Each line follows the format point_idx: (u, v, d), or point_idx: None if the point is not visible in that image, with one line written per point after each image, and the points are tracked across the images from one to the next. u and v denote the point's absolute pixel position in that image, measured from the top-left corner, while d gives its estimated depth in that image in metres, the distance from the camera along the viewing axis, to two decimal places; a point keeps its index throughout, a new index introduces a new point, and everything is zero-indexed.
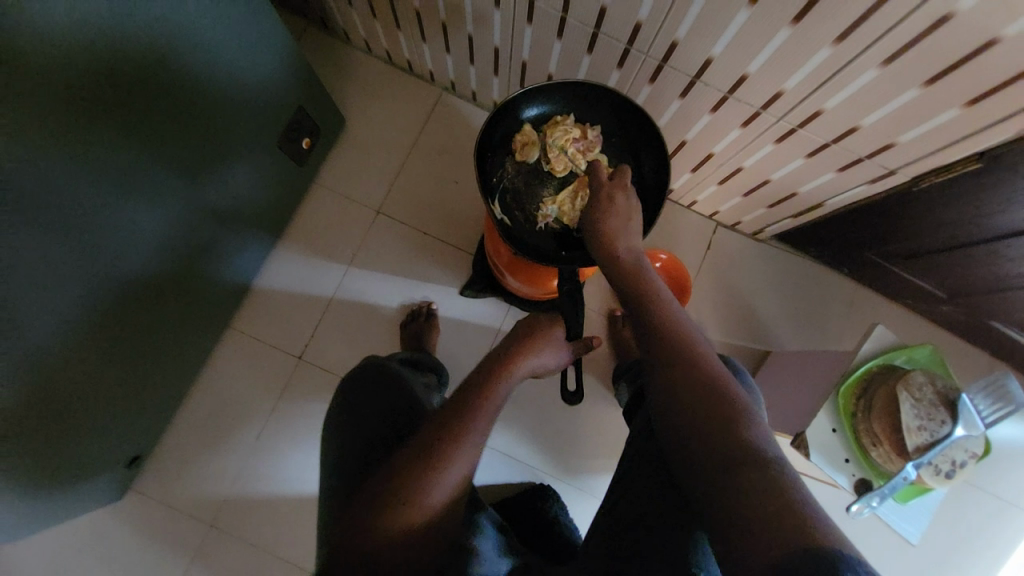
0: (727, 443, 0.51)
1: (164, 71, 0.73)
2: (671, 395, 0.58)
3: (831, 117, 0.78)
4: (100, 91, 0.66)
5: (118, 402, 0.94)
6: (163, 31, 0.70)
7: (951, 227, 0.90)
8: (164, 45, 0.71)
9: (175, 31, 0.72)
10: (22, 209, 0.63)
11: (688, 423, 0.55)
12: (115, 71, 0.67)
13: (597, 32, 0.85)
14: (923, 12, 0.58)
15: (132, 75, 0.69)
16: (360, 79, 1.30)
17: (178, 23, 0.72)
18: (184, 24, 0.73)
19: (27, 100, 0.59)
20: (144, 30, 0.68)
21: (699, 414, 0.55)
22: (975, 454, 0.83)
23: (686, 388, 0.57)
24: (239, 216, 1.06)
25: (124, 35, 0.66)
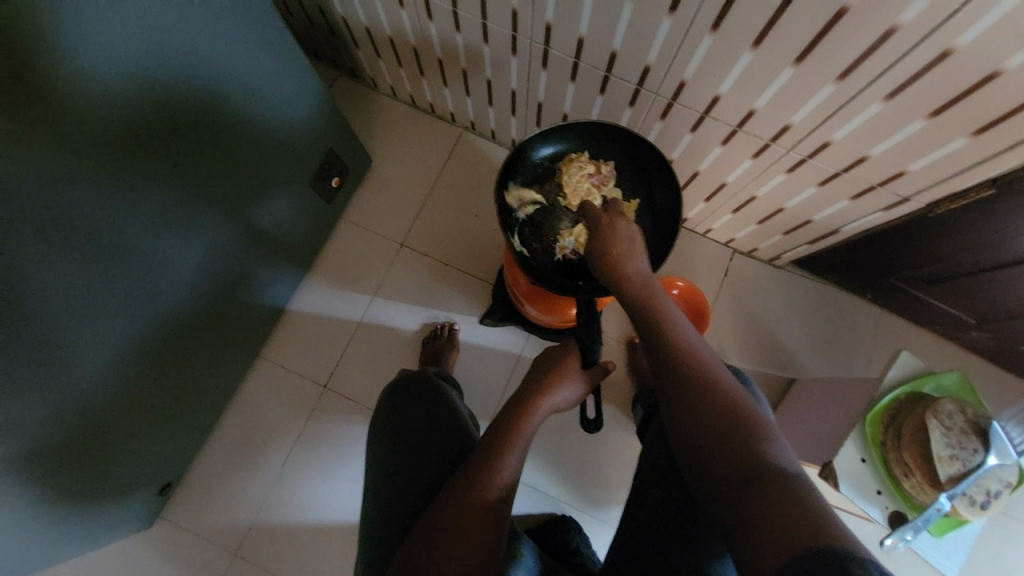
0: (745, 457, 0.52)
1: (202, 119, 0.80)
2: (687, 413, 0.58)
3: (839, 147, 0.80)
4: (144, 139, 0.72)
5: (154, 428, 0.99)
6: (203, 84, 0.77)
7: (974, 251, 0.89)
8: (203, 97, 0.78)
9: (212, 84, 0.79)
10: (79, 243, 0.69)
11: (705, 439, 0.55)
12: (159, 121, 0.73)
13: (609, 75, 0.90)
14: (921, 51, 0.61)
15: (173, 124, 0.75)
16: (386, 121, 1.39)
17: (216, 77, 0.79)
18: (221, 78, 0.80)
19: (84, 150, 0.66)
20: (186, 84, 0.75)
21: (716, 431, 0.55)
22: (1009, 483, 0.80)
23: (701, 406, 0.57)
24: (272, 250, 1.12)
25: (167, 89, 0.72)
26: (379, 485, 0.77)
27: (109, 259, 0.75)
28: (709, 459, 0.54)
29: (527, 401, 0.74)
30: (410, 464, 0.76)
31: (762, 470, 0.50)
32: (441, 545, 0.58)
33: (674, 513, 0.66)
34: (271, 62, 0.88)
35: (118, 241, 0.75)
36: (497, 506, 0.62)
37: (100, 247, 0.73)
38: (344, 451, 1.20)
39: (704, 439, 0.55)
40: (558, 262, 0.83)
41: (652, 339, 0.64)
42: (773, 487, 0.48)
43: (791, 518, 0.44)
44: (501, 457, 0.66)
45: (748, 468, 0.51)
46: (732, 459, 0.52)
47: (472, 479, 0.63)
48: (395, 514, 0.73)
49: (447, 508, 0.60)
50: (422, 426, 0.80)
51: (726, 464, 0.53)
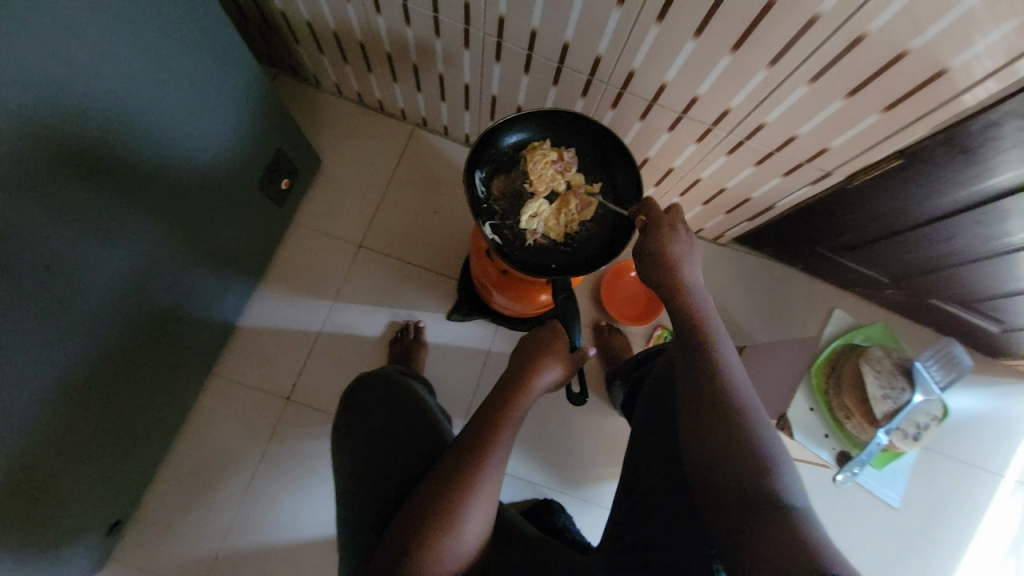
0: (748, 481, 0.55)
1: (124, 124, 0.71)
2: (699, 421, 0.62)
3: (773, 128, 0.89)
4: (57, 148, 0.64)
5: (99, 461, 0.89)
6: (121, 83, 0.69)
7: (886, 217, 1.02)
8: (122, 98, 0.70)
9: (136, 83, 0.71)
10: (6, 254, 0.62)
11: (713, 452, 0.59)
12: (72, 130, 0.65)
13: (561, 66, 0.93)
14: (841, 36, 0.69)
15: (89, 131, 0.67)
16: (333, 120, 1.35)
17: (139, 75, 0.71)
18: (144, 76, 0.72)
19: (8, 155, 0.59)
20: (100, 84, 0.67)
21: (724, 447, 0.59)
22: (935, 416, 0.92)
23: (721, 421, 0.61)
24: (221, 259, 1.05)
25: (78, 91, 0.64)
26: (349, 484, 0.74)
27: (32, 279, 0.66)
28: (716, 471, 0.58)
29: (516, 387, 0.73)
30: (381, 460, 0.74)
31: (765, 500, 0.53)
32: (431, 523, 0.59)
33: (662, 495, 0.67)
34: (211, 56, 0.82)
35: (44, 261, 0.67)
36: (482, 501, 0.62)
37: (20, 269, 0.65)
38: (314, 464, 1.14)
39: (714, 453, 0.60)
40: (530, 247, 0.85)
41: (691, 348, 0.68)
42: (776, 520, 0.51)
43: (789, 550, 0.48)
44: (490, 441, 0.66)
45: (752, 496, 0.54)
46: (735, 478, 0.56)
47: (463, 463, 0.64)
48: (368, 512, 0.71)
49: (436, 488, 0.62)
50: (386, 421, 0.78)
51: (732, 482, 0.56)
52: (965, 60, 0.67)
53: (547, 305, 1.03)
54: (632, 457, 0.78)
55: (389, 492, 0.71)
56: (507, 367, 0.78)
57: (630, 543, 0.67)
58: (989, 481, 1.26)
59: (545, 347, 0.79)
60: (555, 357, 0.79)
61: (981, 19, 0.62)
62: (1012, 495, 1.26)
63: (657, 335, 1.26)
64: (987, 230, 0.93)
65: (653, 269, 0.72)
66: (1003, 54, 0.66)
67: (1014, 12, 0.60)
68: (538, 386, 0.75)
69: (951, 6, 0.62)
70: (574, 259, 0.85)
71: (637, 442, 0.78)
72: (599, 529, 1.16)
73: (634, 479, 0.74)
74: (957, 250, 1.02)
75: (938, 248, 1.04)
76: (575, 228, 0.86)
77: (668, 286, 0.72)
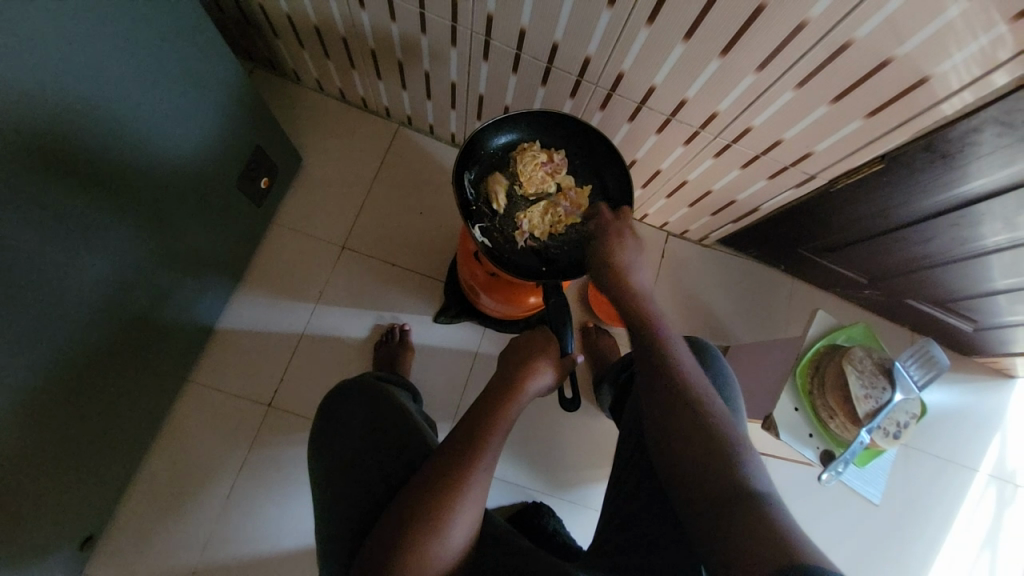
0: (720, 477, 0.56)
1: (90, 122, 0.67)
2: (665, 425, 0.63)
3: (759, 132, 0.90)
4: (16, 148, 0.60)
5: (68, 474, 0.85)
6: (85, 78, 0.65)
7: (866, 219, 1.04)
8: (87, 94, 0.66)
9: (105, 77, 0.67)
10: None
11: (684, 454, 0.60)
12: (32, 128, 0.61)
13: (550, 67, 0.92)
14: (828, 42, 0.70)
15: (51, 130, 0.63)
16: (314, 118, 1.31)
17: (104, 70, 0.67)
18: (110, 72, 0.68)
19: None
20: (62, 78, 0.62)
21: (694, 450, 0.59)
22: (914, 414, 0.94)
23: (686, 424, 0.61)
24: (197, 263, 1.01)
25: (37, 86, 0.60)
26: (328, 492, 0.72)
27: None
28: (687, 476, 0.59)
29: (509, 388, 0.72)
30: (363, 465, 0.71)
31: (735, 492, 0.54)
32: (416, 526, 0.58)
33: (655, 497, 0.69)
34: (183, 50, 0.78)
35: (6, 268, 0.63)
36: (471, 508, 0.61)
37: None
38: (297, 472, 1.11)
39: (684, 455, 0.60)
40: (521, 250, 0.84)
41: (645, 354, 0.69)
42: (747, 510, 0.52)
43: (758, 536, 0.48)
44: (478, 446, 0.65)
45: (723, 490, 0.55)
46: (706, 476, 0.57)
47: (450, 466, 0.62)
48: (348, 522, 0.68)
49: (422, 492, 0.60)
50: (368, 423, 0.76)
51: (704, 480, 0.57)
52: (946, 69, 0.69)
53: (536, 308, 1.02)
54: (620, 462, 0.78)
55: (370, 502, 0.69)
56: (499, 368, 0.77)
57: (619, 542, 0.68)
58: (962, 474, 1.30)
59: (529, 351, 0.78)
60: (548, 360, 0.77)
61: (962, 30, 0.63)
62: (983, 487, 1.30)
63: None
64: (963, 233, 0.96)
65: (605, 278, 0.74)
66: (981, 65, 0.67)
67: (993, 24, 0.62)
68: (531, 389, 0.74)
69: (934, 17, 0.63)
70: (564, 262, 0.84)
71: (625, 448, 0.78)
72: (587, 531, 1.16)
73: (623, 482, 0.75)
74: (934, 252, 1.05)
75: (915, 250, 1.06)
76: (562, 229, 0.86)
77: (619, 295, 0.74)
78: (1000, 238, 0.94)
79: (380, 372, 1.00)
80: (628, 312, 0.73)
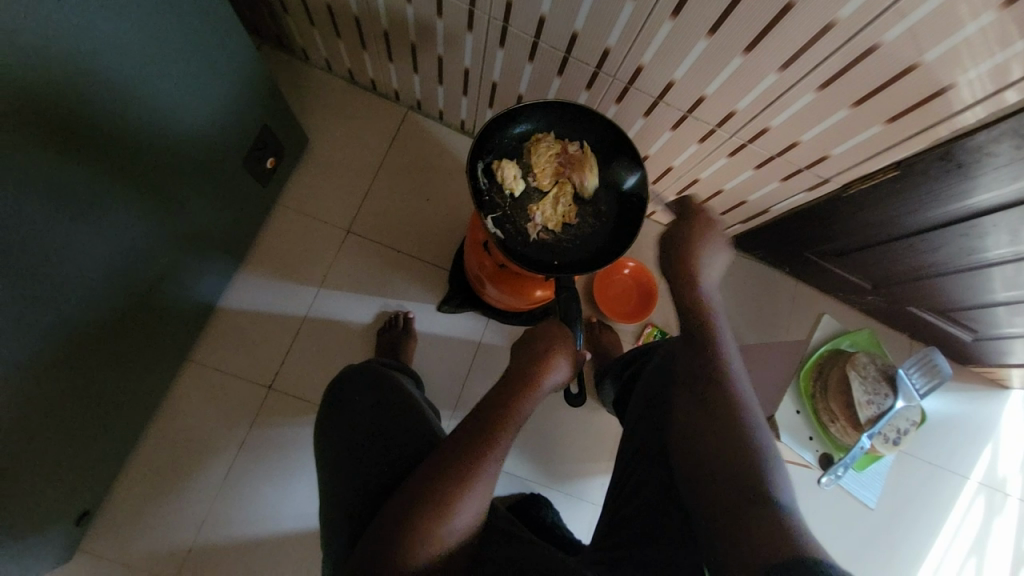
0: (734, 456, 0.60)
1: (98, 92, 0.66)
2: (695, 404, 0.66)
3: (776, 133, 0.89)
4: (17, 116, 0.58)
5: (65, 450, 0.84)
6: (91, 49, 0.63)
7: (877, 226, 1.04)
8: (92, 62, 0.64)
9: (113, 47, 0.65)
10: None
11: (703, 430, 0.63)
12: (38, 97, 0.59)
13: (568, 57, 0.90)
14: (854, 44, 0.69)
15: (56, 101, 0.61)
16: (322, 98, 1.29)
17: (113, 39, 0.65)
18: (118, 43, 0.66)
19: None
20: (68, 46, 0.60)
21: (720, 440, 0.61)
22: (913, 422, 0.95)
23: (717, 412, 0.63)
24: (199, 243, 1.00)
25: (46, 54, 0.58)
26: (333, 475, 0.72)
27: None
28: (707, 465, 0.61)
29: (520, 381, 0.71)
30: (366, 449, 0.71)
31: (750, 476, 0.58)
32: (422, 512, 0.57)
33: (657, 491, 0.68)
34: (193, 24, 0.76)
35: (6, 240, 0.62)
36: (478, 497, 0.60)
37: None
38: (298, 457, 1.11)
39: (707, 443, 0.62)
40: (532, 242, 0.83)
41: (694, 328, 0.72)
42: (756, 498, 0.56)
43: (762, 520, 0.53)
44: (491, 438, 0.64)
45: (736, 473, 0.58)
46: (726, 464, 0.59)
47: (461, 455, 0.62)
48: (350, 509, 0.67)
49: (429, 479, 0.60)
50: (371, 407, 0.75)
51: (716, 458, 0.60)
52: (968, 79, 0.68)
53: (542, 301, 1.01)
54: (623, 456, 0.78)
55: (373, 489, 0.68)
56: (512, 359, 0.76)
57: (620, 532, 0.68)
58: (954, 481, 1.32)
59: (545, 344, 0.75)
60: (562, 358, 0.75)
61: (989, 41, 0.63)
62: (973, 495, 1.32)
63: (647, 333, 1.27)
64: (969, 244, 0.96)
65: (669, 254, 0.77)
66: (1008, 74, 0.67)
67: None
68: (542, 385, 0.72)
69: (957, 27, 0.62)
70: (576, 254, 0.83)
71: (629, 442, 0.78)
72: (582, 524, 1.17)
73: (626, 475, 0.75)
74: (940, 262, 1.05)
75: (923, 258, 1.06)
76: (575, 222, 0.85)
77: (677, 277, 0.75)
78: (1005, 251, 0.94)
79: (384, 359, 0.99)
80: (682, 288, 0.75)
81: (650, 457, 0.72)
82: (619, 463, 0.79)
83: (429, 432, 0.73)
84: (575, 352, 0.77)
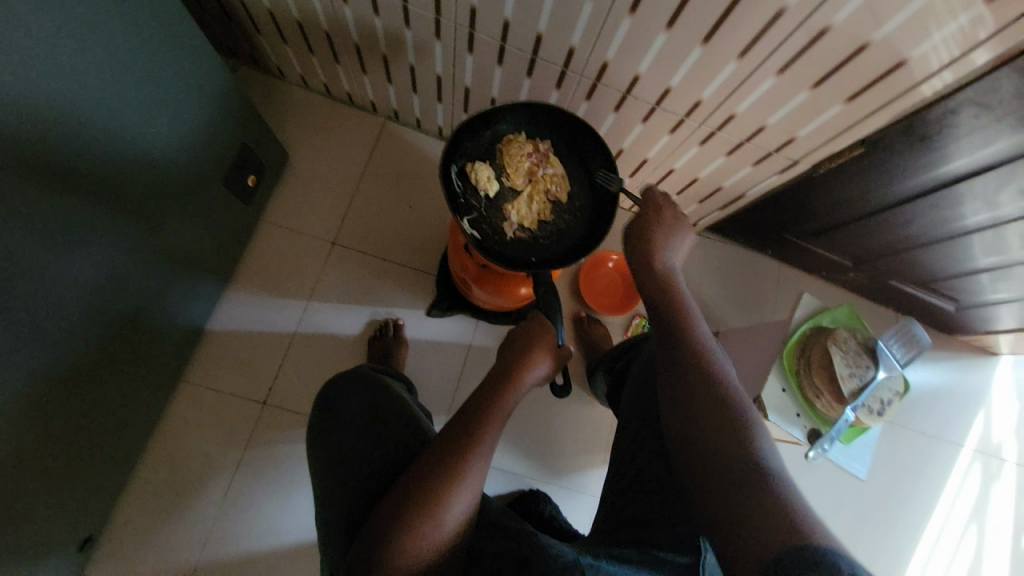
0: (723, 443, 0.57)
1: (80, 124, 0.67)
2: (674, 392, 0.65)
3: (743, 119, 0.91)
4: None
5: (65, 476, 0.85)
6: (71, 83, 0.65)
7: (849, 203, 1.06)
8: (65, 90, 0.64)
9: (92, 80, 0.67)
10: None
11: (689, 421, 0.61)
12: (24, 134, 0.61)
13: (535, 58, 0.92)
14: (808, 28, 0.71)
15: (41, 135, 0.63)
16: (300, 113, 1.30)
17: (91, 72, 0.67)
18: (95, 74, 0.68)
19: None
20: (41, 74, 0.61)
21: (710, 425, 0.58)
22: (897, 392, 0.97)
23: (697, 396, 0.62)
24: (185, 264, 1.01)
25: (28, 91, 0.60)
26: (328, 481, 0.73)
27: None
28: (699, 450, 0.58)
29: (506, 376, 0.73)
30: (359, 451, 0.72)
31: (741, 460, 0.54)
32: (411, 511, 0.59)
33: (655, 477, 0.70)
34: (165, 47, 0.77)
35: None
36: (470, 489, 0.61)
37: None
38: (298, 469, 1.12)
39: (696, 427, 0.60)
40: (510, 240, 0.85)
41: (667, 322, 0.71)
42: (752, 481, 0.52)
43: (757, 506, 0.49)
44: (477, 434, 0.66)
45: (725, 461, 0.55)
46: (716, 446, 0.57)
47: (448, 452, 0.63)
48: (344, 511, 0.68)
49: (421, 477, 0.61)
50: (363, 411, 0.77)
51: (706, 447, 0.58)
52: (924, 50, 0.70)
53: (527, 299, 1.03)
54: (620, 446, 0.80)
55: (366, 489, 0.68)
56: (498, 357, 0.78)
57: (623, 517, 0.70)
58: (947, 449, 1.34)
59: (528, 339, 0.78)
60: (545, 351, 0.77)
61: (941, 12, 0.64)
62: (969, 462, 1.35)
63: (636, 324, 1.29)
64: (945, 214, 0.98)
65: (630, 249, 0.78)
66: (959, 47, 0.69)
67: (972, 5, 0.63)
68: (528, 379, 0.74)
69: (907, 2, 0.64)
70: (553, 250, 0.85)
71: (626, 433, 0.80)
72: (584, 516, 1.18)
73: (625, 464, 0.77)
74: (916, 234, 1.07)
75: (899, 231, 1.08)
76: (550, 219, 0.87)
77: (642, 269, 0.76)
78: (982, 218, 0.96)
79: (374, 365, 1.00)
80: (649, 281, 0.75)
81: (648, 447, 0.74)
82: (614, 452, 0.81)
83: (421, 432, 0.75)
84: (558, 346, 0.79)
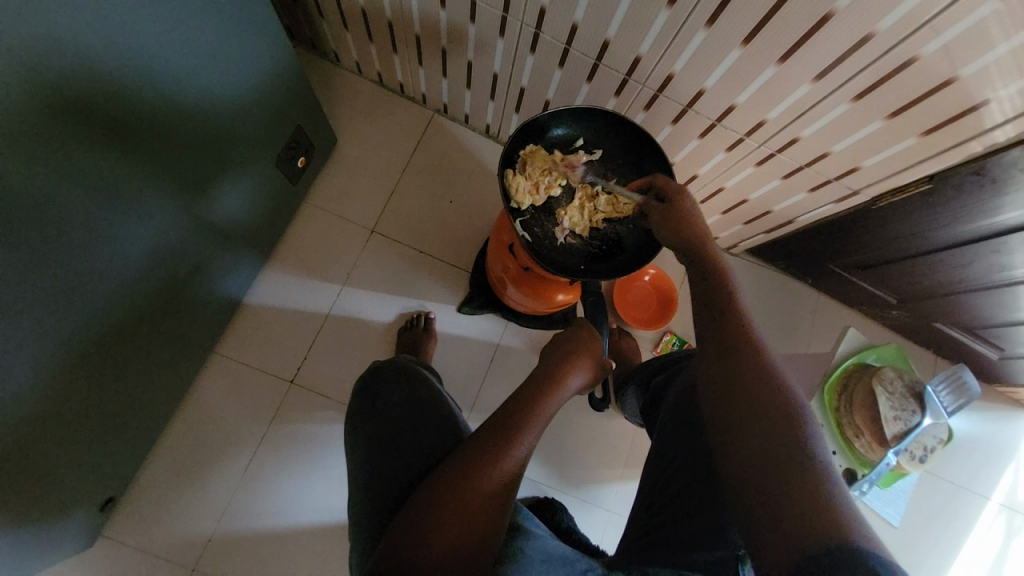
0: (766, 433, 0.50)
1: (145, 94, 0.69)
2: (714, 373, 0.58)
3: (806, 143, 0.89)
4: (62, 110, 0.60)
5: (94, 435, 0.87)
6: (140, 55, 0.67)
7: (904, 240, 1.03)
8: (126, 63, 0.65)
9: (159, 52, 0.69)
10: (25, 221, 0.61)
11: (729, 409, 0.55)
12: (90, 100, 0.63)
13: (598, 64, 0.91)
14: (888, 58, 0.69)
15: (107, 103, 0.65)
16: (353, 99, 1.31)
17: (158, 45, 0.69)
18: (162, 48, 0.69)
19: (33, 121, 0.58)
20: (106, 45, 0.62)
21: (755, 421, 0.52)
22: (941, 440, 0.97)
23: (740, 387, 0.55)
24: (227, 238, 1.02)
25: (99, 60, 0.62)
26: (360, 467, 0.73)
27: (31, 253, 0.63)
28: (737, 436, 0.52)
29: (545, 382, 0.73)
30: (393, 442, 0.72)
31: (787, 458, 0.48)
32: (445, 507, 0.58)
33: (697, 502, 0.69)
34: (231, 26, 0.78)
35: (42, 236, 0.64)
36: (501, 489, 0.61)
37: (22, 245, 0.62)
38: (318, 449, 1.13)
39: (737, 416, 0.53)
40: (559, 246, 0.86)
41: (710, 307, 0.64)
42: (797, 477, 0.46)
43: (803, 510, 0.44)
44: (518, 433, 0.66)
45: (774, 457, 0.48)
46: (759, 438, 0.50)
47: (486, 452, 0.63)
48: (377, 500, 0.68)
49: (454, 473, 0.61)
50: (397, 401, 0.77)
51: (752, 434, 0.51)
52: (1000, 97, 0.68)
53: (562, 306, 1.02)
54: (657, 467, 0.78)
55: (401, 481, 0.68)
56: (538, 362, 0.78)
57: (663, 540, 0.69)
58: (975, 501, 1.29)
59: (569, 347, 0.78)
60: (583, 360, 0.78)
61: (1018, 62, 0.63)
62: (994, 516, 1.29)
63: (665, 341, 1.27)
64: (998, 261, 0.94)
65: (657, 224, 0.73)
66: None
67: None
68: (566, 388, 0.74)
69: (988, 47, 0.63)
70: (603, 260, 0.85)
71: (665, 455, 0.77)
72: (598, 530, 1.16)
73: (665, 483, 0.75)
74: (967, 278, 1.03)
75: (948, 274, 1.05)
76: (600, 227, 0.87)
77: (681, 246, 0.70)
78: None
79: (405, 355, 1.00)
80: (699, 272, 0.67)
81: (689, 472, 0.72)
82: (645, 472, 0.81)
83: (455, 429, 0.74)
84: (598, 358, 0.80)
